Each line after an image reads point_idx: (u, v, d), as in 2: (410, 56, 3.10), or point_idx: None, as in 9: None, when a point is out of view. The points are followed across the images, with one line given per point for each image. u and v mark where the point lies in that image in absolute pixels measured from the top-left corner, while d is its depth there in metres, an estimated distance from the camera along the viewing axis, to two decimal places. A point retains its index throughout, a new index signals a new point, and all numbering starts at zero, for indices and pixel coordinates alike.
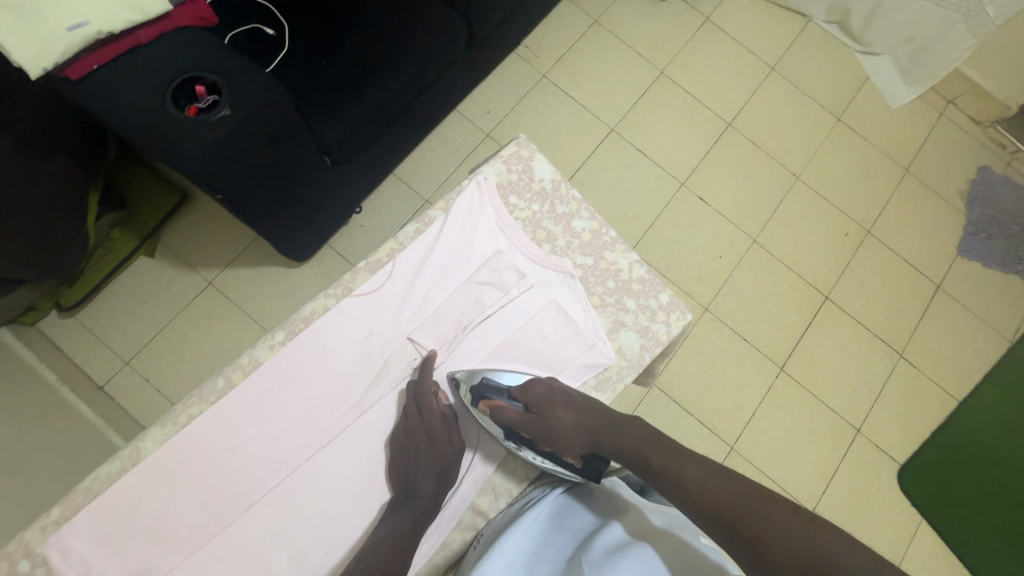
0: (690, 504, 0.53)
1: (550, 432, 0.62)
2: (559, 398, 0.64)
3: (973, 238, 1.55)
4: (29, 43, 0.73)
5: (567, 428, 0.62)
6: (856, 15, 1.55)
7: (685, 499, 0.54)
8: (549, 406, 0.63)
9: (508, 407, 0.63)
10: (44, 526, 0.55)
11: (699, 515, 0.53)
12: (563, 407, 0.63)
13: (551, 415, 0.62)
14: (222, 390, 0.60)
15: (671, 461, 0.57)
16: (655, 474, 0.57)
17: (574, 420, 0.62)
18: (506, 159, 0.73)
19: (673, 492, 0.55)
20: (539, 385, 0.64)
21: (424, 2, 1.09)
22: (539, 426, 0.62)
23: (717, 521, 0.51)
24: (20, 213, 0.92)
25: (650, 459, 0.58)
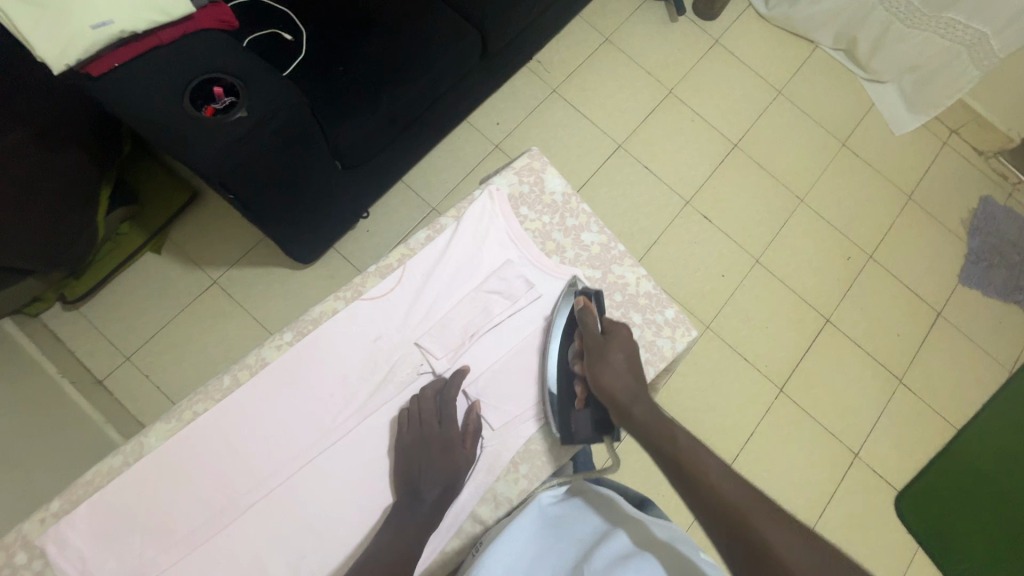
0: (705, 489, 0.50)
1: (604, 354, 0.63)
2: (629, 349, 0.65)
3: (975, 266, 1.56)
4: (54, 39, 0.74)
5: (617, 360, 0.63)
6: (862, 43, 1.58)
7: (701, 481, 0.51)
8: (621, 344, 0.64)
9: (587, 320, 0.66)
10: (44, 517, 0.54)
11: (711, 505, 0.49)
12: (627, 356, 0.64)
13: (613, 348, 0.63)
14: (228, 388, 0.60)
15: (695, 449, 0.54)
16: (679, 458, 0.54)
17: (627, 367, 0.63)
18: (518, 171, 0.74)
19: (690, 472, 0.52)
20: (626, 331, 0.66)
21: (440, 14, 1.11)
22: (597, 347, 0.64)
23: (731, 512, 0.48)
24: (31, 205, 0.93)
25: (678, 440, 0.56)
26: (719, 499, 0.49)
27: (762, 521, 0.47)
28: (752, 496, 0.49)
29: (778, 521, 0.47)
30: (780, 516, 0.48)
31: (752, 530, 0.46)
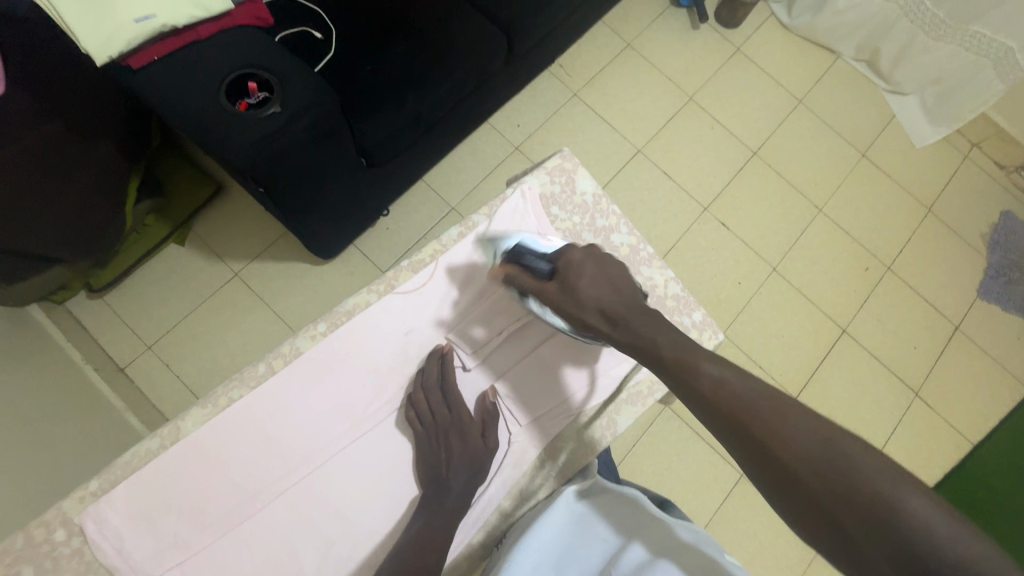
0: (698, 395, 0.47)
1: (567, 305, 0.58)
2: (589, 264, 0.58)
3: (993, 281, 1.55)
4: (98, 33, 0.77)
5: (581, 296, 0.57)
6: (885, 55, 1.58)
7: (694, 384, 0.48)
8: (575, 273, 0.58)
9: (532, 278, 0.60)
10: (83, 497, 0.55)
11: (706, 409, 0.46)
12: (589, 279, 0.57)
13: (567, 284, 0.57)
14: (263, 376, 0.61)
15: (682, 352, 0.50)
16: (667, 367, 0.50)
17: (597, 292, 0.57)
18: (550, 171, 0.74)
19: (680, 376, 0.49)
20: (575, 251, 0.59)
21: (468, 16, 1.12)
22: (551, 299, 0.59)
23: (726, 410, 0.45)
24: (63, 193, 0.95)
25: (661, 347, 0.51)
26: (718, 401, 0.46)
27: (779, 418, 0.43)
28: (767, 391, 0.45)
29: (798, 413, 0.43)
30: (800, 409, 0.43)
31: (769, 430, 0.43)
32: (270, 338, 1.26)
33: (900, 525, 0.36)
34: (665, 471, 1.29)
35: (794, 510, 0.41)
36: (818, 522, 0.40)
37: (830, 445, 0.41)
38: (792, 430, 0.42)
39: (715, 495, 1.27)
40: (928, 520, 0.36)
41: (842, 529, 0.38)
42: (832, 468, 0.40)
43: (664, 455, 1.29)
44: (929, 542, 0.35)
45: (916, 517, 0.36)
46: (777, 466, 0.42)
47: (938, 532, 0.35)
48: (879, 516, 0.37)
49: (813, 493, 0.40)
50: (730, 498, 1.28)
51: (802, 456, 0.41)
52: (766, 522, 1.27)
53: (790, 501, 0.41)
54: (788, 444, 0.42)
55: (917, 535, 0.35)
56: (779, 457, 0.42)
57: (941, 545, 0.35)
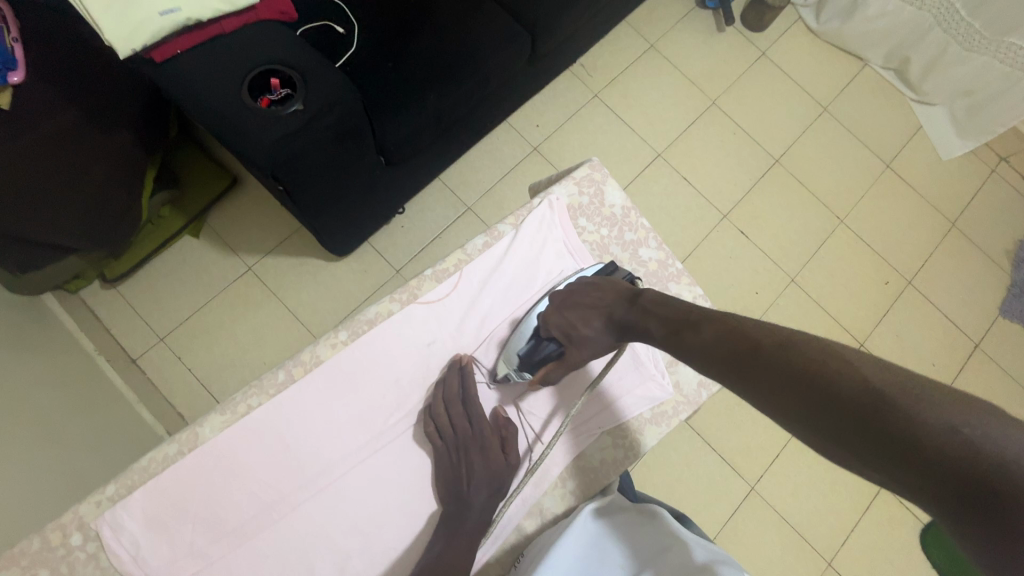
0: (697, 348, 0.52)
1: (592, 350, 0.62)
2: (574, 313, 0.61)
3: (1017, 299, 1.52)
4: (124, 25, 0.75)
5: (594, 339, 0.61)
6: (915, 64, 1.54)
7: (690, 340, 0.52)
8: (572, 330, 0.61)
9: (551, 359, 0.63)
10: (100, 501, 0.55)
11: (708, 358, 0.50)
12: (584, 318, 0.61)
13: (580, 337, 0.61)
14: (282, 384, 0.60)
15: (670, 313, 0.55)
16: (661, 331, 0.55)
17: (596, 323, 0.60)
18: (578, 181, 0.72)
19: (675, 336, 0.54)
20: (553, 318, 0.62)
21: (493, 14, 1.10)
22: (583, 349, 0.62)
23: (729, 352, 0.49)
24: (80, 184, 0.94)
25: (652, 325, 0.56)
26: (719, 348, 0.49)
27: (792, 353, 0.44)
28: (778, 332, 0.47)
29: (808, 346, 0.44)
30: (811, 341, 0.44)
31: (780, 368, 0.44)
32: (282, 335, 1.25)
33: (909, 430, 0.35)
34: (676, 481, 1.27)
35: (813, 439, 0.42)
36: (834, 445, 0.40)
37: (837, 367, 0.40)
38: (803, 360, 0.43)
39: (724, 508, 1.26)
40: (940, 420, 0.35)
41: (855, 446, 0.38)
42: (831, 385, 0.40)
43: (674, 465, 1.27)
44: (940, 442, 0.34)
45: (925, 418, 0.35)
46: (788, 400, 0.43)
47: (951, 431, 0.34)
48: (886, 425, 0.36)
49: (821, 416, 0.40)
50: (739, 511, 1.26)
51: (809, 383, 0.41)
52: (775, 537, 1.26)
53: (806, 429, 0.42)
54: (796, 376, 0.42)
55: (927, 434, 0.34)
56: (787, 389, 0.43)
57: (952, 440, 0.34)
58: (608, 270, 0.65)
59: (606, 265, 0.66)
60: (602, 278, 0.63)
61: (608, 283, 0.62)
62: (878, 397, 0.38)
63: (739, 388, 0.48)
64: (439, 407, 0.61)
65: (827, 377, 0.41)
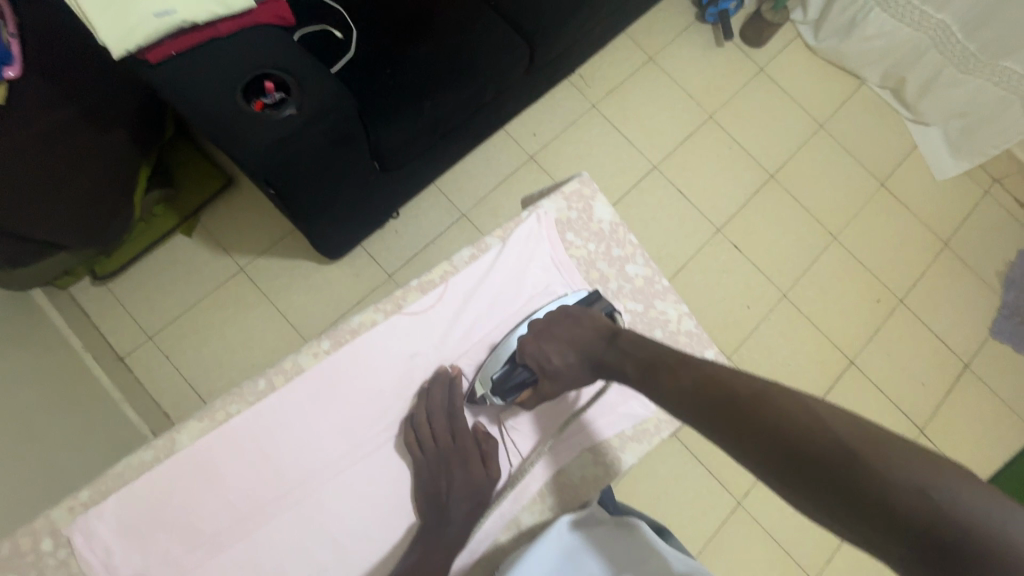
0: (674, 396, 0.51)
1: (563, 384, 0.62)
2: (550, 345, 0.61)
3: (1006, 320, 1.53)
4: (119, 27, 0.76)
5: (565, 373, 0.61)
6: (911, 84, 1.55)
7: (668, 387, 0.52)
8: (545, 362, 0.61)
9: (523, 388, 0.63)
10: (72, 506, 0.54)
11: (686, 405, 0.49)
12: (556, 349, 0.61)
13: (551, 367, 0.61)
14: (262, 392, 0.60)
15: (650, 357, 0.55)
16: (641, 375, 0.54)
17: (570, 357, 0.60)
18: (567, 196, 0.73)
19: (651, 381, 0.53)
20: (528, 345, 0.62)
21: (492, 24, 1.11)
22: (554, 382, 0.62)
23: (709, 399, 0.47)
24: (73, 181, 0.94)
25: (630, 368, 0.55)
26: (698, 396, 0.49)
27: (766, 405, 0.43)
28: (752, 382, 0.46)
29: (783, 398, 0.43)
30: (785, 393, 0.44)
31: (754, 419, 0.43)
32: (271, 337, 1.25)
33: (884, 492, 0.36)
34: (662, 495, 1.27)
35: (786, 493, 0.41)
36: (809, 502, 0.40)
37: (812, 423, 0.40)
38: (777, 413, 0.42)
39: (710, 522, 1.26)
40: (914, 483, 0.35)
41: (830, 505, 0.38)
42: (811, 442, 0.40)
43: (661, 477, 1.27)
44: (913, 505, 0.34)
45: (898, 481, 0.35)
46: (763, 454, 0.42)
47: (923, 494, 0.34)
48: (861, 486, 0.37)
49: (796, 473, 0.40)
50: (725, 525, 1.26)
51: (784, 438, 0.41)
52: (760, 552, 1.25)
53: (781, 484, 0.42)
54: (771, 430, 0.42)
55: (901, 498, 0.35)
56: (762, 442, 0.42)
57: (925, 505, 0.34)
58: (590, 300, 0.66)
59: (589, 294, 0.67)
60: (582, 309, 0.63)
61: (589, 316, 0.62)
62: (854, 457, 0.38)
63: (713, 436, 0.47)
64: (421, 419, 0.61)
65: (802, 433, 0.40)
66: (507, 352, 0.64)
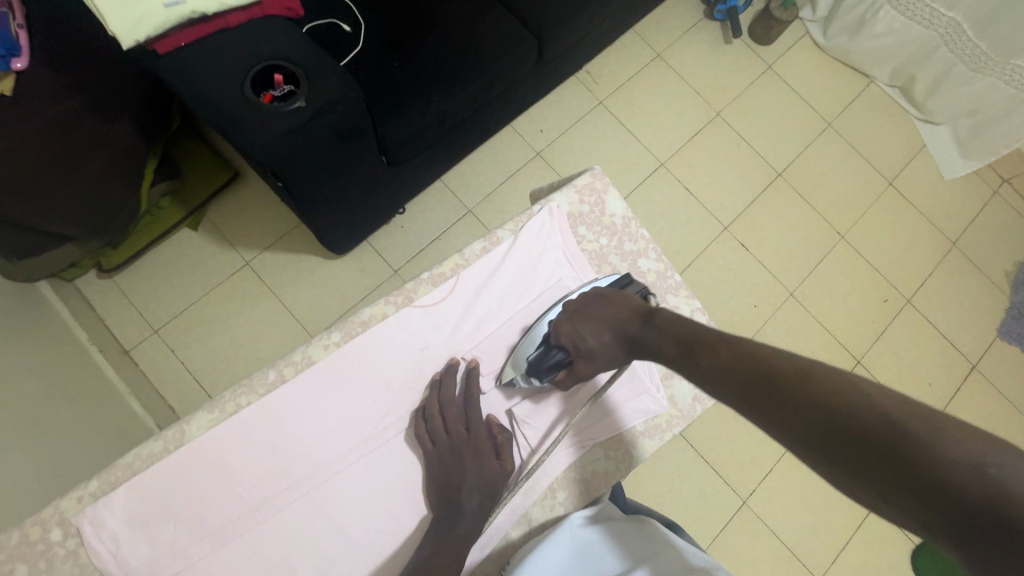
0: (710, 372, 0.50)
1: (601, 364, 0.60)
2: (584, 324, 0.60)
3: (1015, 321, 1.51)
4: (127, 16, 0.75)
5: (601, 352, 0.59)
6: (921, 82, 1.54)
7: (704, 364, 0.50)
8: (580, 342, 0.60)
9: (560, 369, 0.62)
10: (82, 496, 0.54)
11: (722, 383, 0.48)
12: (591, 328, 0.60)
13: (586, 348, 0.60)
14: (272, 383, 0.60)
15: (687, 335, 0.53)
16: (677, 353, 0.53)
17: (606, 336, 0.59)
18: (579, 190, 0.72)
19: (688, 359, 0.52)
20: (563, 326, 0.61)
21: (501, 18, 1.10)
22: (590, 363, 0.60)
23: (744, 377, 0.46)
24: (80, 173, 0.93)
25: (665, 347, 0.55)
26: (733, 372, 0.48)
27: (809, 380, 0.42)
28: (791, 359, 0.45)
29: (828, 375, 0.42)
30: (830, 371, 0.42)
31: (797, 395, 0.42)
32: (276, 331, 1.25)
33: (935, 469, 0.33)
34: (668, 493, 1.26)
35: (829, 473, 0.40)
36: (853, 480, 0.38)
37: (859, 398, 0.38)
38: (822, 389, 0.41)
39: (715, 520, 1.25)
40: (969, 459, 0.33)
41: (875, 482, 0.36)
42: (853, 414, 0.38)
43: (666, 476, 1.27)
44: (966, 482, 0.32)
45: (952, 456, 0.33)
46: (805, 432, 0.41)
47: (979, 471, 0.32)
48: (909, 463, 0.34)
49: (839, 449, 0.38)
50: (730, 524, 1.25)
51: (828, 412, 0.39)
52: (765, 552, 1.25)
53: (823, 461, 0.40)
54: (814, 404, 0.40)
55: (954, 474, 0.32)
56: (800, 416, 0.41)
57: (981, 481, 0.32)
58: (624, 283, 0.66)
59: (622, 278, 0.67)
60: (615, 291, 0.63)
61: (622, 297, 0.61)
62: (903, 432, 0.35)
63: (755, 416, 0.45)
64: (434, 411, 0.61)
65: (844, 407, 0.39)
66: (541, 336, 0.64)
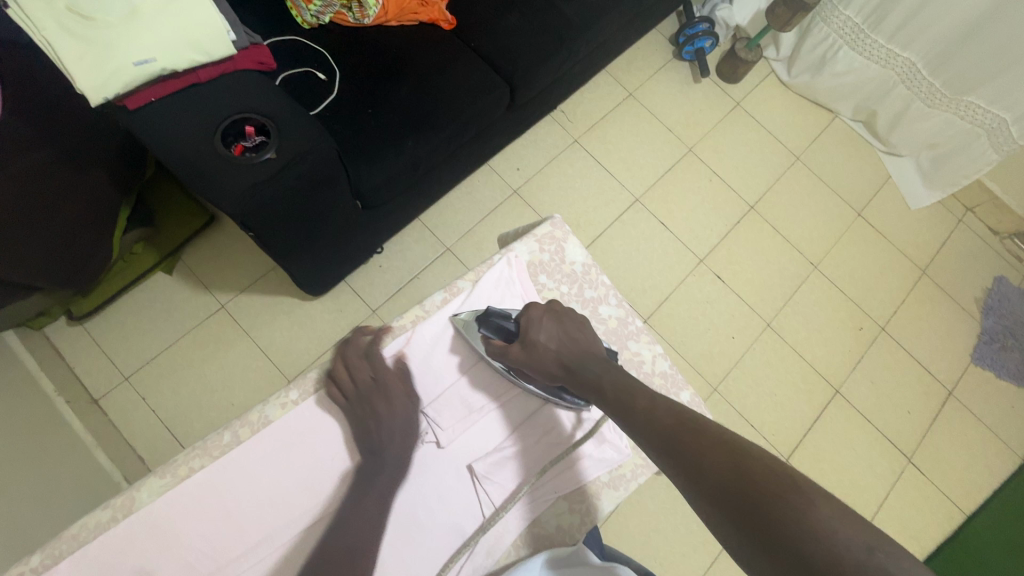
0: (641, 420, 0.52)
1: (530, 364, 0.62)
2: (549, 324, 0.63)
3: (987, 346, 1.54)
4: (96, 73, 0.74)
5: (541, 349, 0.62)
6: (882, 117, 1.60)
7: (638, 411, 0.53)
8: (533, 330, 0.62)
9: (499, 337, 0.64)
10: (23, 572, 0.52)
11: (648, 429, 0.50)
12: (550, 331, 0.63)
13: (534, 339, 0.62)
14: (227, 445, 0.59)
15: (629, 386, 0.56)
16: (615, 400, 0.55)
17: (555, 347, 0.62)
18: (539, 239, 0.73)
19: (624, 406, 0.54)
20: (534, 310, 0.64)
21: (472, 65, 1.14)
22: (523, 356, 0.62)
23: (670, 429, 0.49)
24: (51, 223, 0.93)
25: (605, 386, 0.57)
26: (661, 425, 0.50)
27: (729, 444, 0.45)
28: (712, 424, 0.48)
29: (742, 443, 0.45)
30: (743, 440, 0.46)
31: (712, 453, 0.45)
32: (251, 375, 1.23)
33: (829, 546, 0.36)
34: (651, 532, 1.24)
35: (718, 528, 0.42)
36: (741, 542, 0.40)
37: (774, 467, 0.42)
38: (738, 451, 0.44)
39: (702, 559, 1.23)
40: (858, 542, 0.36)
41: (767, 546, 0.39)
42: (764, 482, 0.41)
43: (650, 514, 1.25)
44: (856, 562, 0.35)
45: (845, 535, 0.36)
46: (719, 491, 0.43)
47: (867, 552, 0.35)
48: (806, 533, 0.37)
49: (740, 508, 0.41)
50: (717, 562, 1.23)
51: (741, 475, 0.42)
52: None
53: (721, 524, 0.42)
54: (731, 465, 0.43)
55: (844, 552, 0.36)
56: (715, 474, 0.44)
57: (868, 564, 0.35)
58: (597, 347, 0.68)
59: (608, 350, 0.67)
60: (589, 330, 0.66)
61: (590, 337, 0.64)
62: (806, 506, 0.38)
63: (665, 461, 0.48)
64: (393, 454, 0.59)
65: (757, 472, 0.42)
66: (517, 313, 0.66)
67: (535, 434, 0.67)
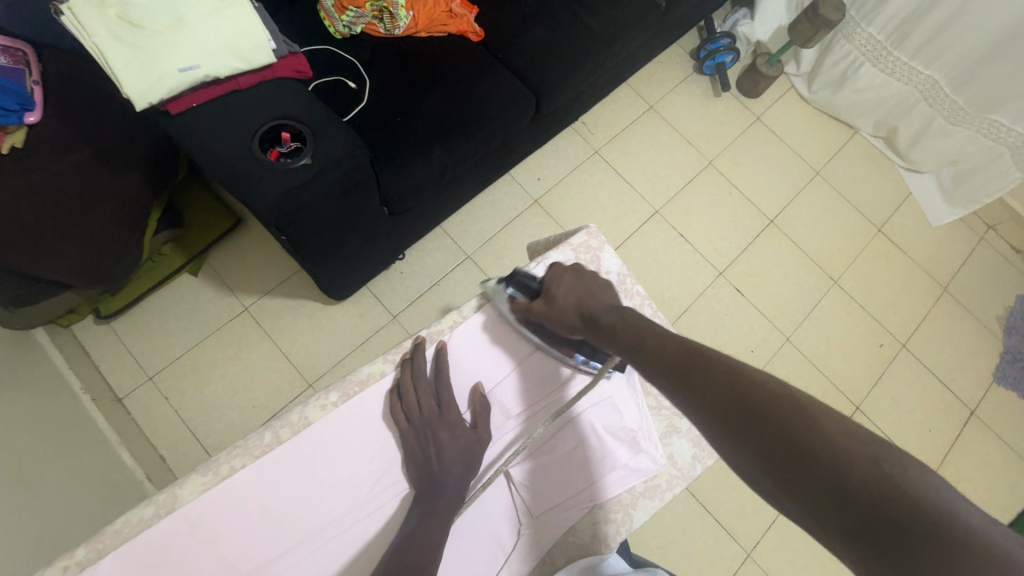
0: (652, 356, 0.51)
1: (551, 317, 0.62)
2: (570, 280, 0.63)
3: (1010, 365, 1.53)
4: (141, 80, 0.76)
5: (562, 303, 0.62)
6: (903, 134, 1.60)
7: (648, 348, 0.52)
8: (554, 286, 0.63)
9: (524, 295, 0.66)
10: (67, 565, 0.53)
11: (658, 365, 0.49)
12: (572, 285, 0.63)
13: (555, 294, 0.62)
14: (268, 446, 0.59)
15: (641, 327, 0.55)
16: (626, 342, 0.54)
17: (574, 300, 0.61)
18: (575, 248, 0.74)
19: (635, 344, 0.53)
20: (557, 267, 0.65)
21: (499, 76, 1.15)
22: (544, 310, 0.63)
23: (679, 363, 0.48)
24: (87, 220, 0.94)
25: (617, 329, 0.56)
26: (671, 359, 0.49)
27: (734, 371, 0.44)
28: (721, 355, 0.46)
29: (748, 369, 0.43)
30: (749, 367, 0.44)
31: (720, 379, 0.44)
32: (273, 377, 1.24)
33: (838, 460, 0.35)
34: (669, 546, 1.23)
35: (729, 452, 0.41)
36: (754, 465, 0.39)
37: (783, 392, 0.40)
38: (746, 375, 0.43)
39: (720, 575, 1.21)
40: (865, 455, 0.35)
41: (776, 466, 0.38)
42: (772, 406, 0.39)
43: (669, 528, 1.23)
44: (863, 472, 0.34)
45: (853, 449, 0.35)
46: (728, 417, 0.41)
47: (874, 465, 0.34)
48: (818, 454, 0.36)
49: (751, 432, 0.40)
50: None
51: (749, 399, 0.41)
52: None
53: (732, 449, 0.41)
54: (739, 391, 0.42)
55: (852, 463, 0.35)
56: (723, 400, 0.42)
57: (874, 473, 0.34)
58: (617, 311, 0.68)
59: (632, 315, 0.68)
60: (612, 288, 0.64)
61: (612, 292, 0.63)
62: (813, 425, 0.37)
63: (677, 395, 0.47)
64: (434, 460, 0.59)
65: (765, 395, 0.40)
66: (544, 274, 0.67)
67: (571, 441, 0.67)
